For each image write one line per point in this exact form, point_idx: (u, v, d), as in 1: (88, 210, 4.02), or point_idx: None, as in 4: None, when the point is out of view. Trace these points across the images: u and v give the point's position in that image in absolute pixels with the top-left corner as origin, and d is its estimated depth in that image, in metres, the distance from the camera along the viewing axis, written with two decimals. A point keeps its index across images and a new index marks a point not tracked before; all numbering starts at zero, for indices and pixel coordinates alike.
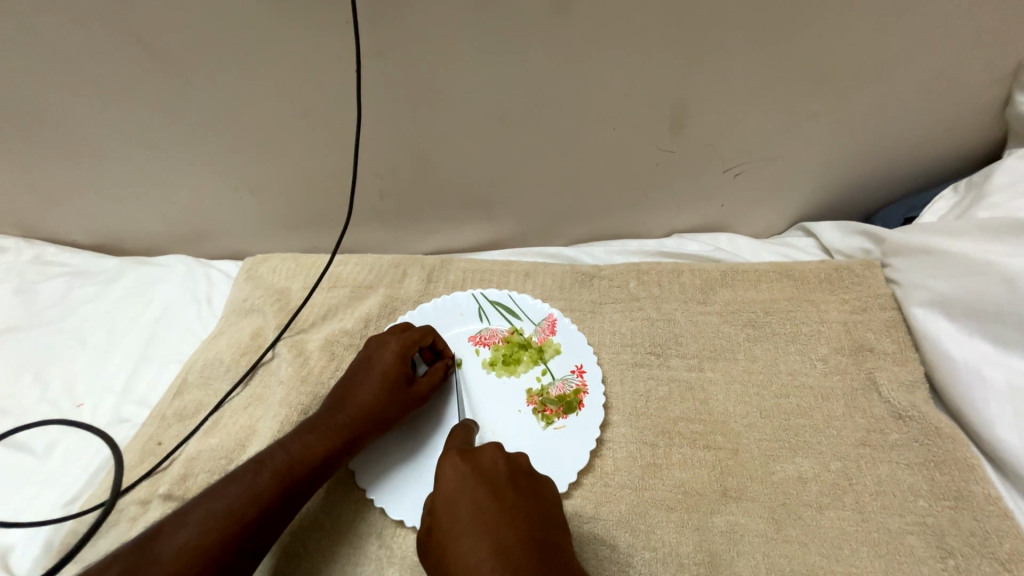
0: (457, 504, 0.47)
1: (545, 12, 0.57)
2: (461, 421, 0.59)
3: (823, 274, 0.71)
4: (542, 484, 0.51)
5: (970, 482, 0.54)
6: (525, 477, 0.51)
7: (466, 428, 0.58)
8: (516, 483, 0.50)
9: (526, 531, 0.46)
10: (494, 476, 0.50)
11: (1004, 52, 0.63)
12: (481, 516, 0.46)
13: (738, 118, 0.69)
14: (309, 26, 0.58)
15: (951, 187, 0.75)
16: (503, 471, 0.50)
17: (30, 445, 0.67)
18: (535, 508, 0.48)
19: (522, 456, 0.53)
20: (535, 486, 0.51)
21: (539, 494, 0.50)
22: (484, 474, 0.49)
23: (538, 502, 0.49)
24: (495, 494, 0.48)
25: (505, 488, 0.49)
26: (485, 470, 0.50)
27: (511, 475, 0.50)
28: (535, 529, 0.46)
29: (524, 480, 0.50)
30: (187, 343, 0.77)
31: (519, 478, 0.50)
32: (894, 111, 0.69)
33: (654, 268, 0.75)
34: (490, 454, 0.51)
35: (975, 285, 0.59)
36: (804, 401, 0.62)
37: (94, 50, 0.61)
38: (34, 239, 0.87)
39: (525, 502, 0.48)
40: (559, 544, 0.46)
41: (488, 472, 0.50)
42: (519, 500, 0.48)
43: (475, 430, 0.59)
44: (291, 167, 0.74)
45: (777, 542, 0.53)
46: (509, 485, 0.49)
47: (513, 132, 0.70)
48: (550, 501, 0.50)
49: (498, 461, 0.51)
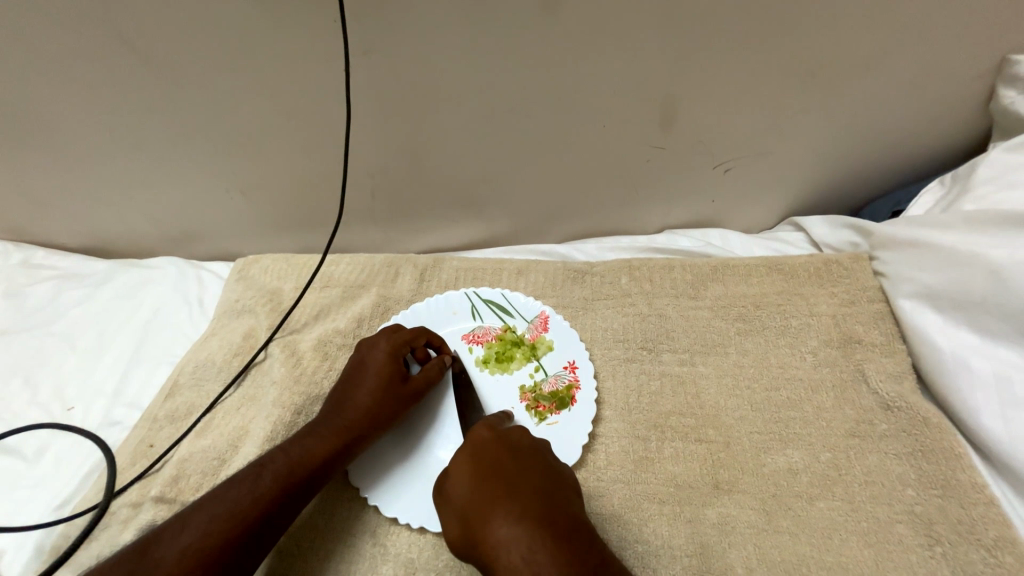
0: (482, 462, 0.50)
1: (533, 10, 0.58)
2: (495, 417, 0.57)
3: (812, 268, 0.72)
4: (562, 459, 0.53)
5: (957, 471, 0.55)
6: (546, 449, 0.52)
7: (503, 420, 0.58)
8: (535, 451, 0.51)
9: (542, 489, 0.47)
10: (517, 443, 0.52)
11: (988, 46, 0.64)
12: (502, 473, 0.48)
13: (727, 113, 0.69)
14: (297, 26, 0.58)
15: (937, 180, 0.75)
16: (526, 441, 0.52)
17: (20, 450, 0.66)
18: (553, 473, 0.49)
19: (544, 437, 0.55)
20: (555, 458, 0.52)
21: (556, 463, 0.51)
22: (508, 439, 0.52)
23: (556, 469, 0.50)
24: (515, 458, 0.50)
25: (525, 454, 0.50)
26: (508, 437, 0.52)
27: (532, 445, 0.52)
28: (549, 489, 0.48)
29: (543, 451, 0.52)
30: (178, 345, 0.76)
31: (538, 448, 0.52)
32: (880, 105, 0.70)
33: (645, 264, 0.76)
34: (517, 428, 0.54)
35: (962, 275, 0.60)
36: (795, 394, 0.63)
37: (80, 52, 0.61)
38: (23, 243, 0.86)
39: (546, 473, 0.49)
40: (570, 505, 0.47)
41: (512, 439, 0.52)
42: (541, 471, 0.49)
43: (506, 423, 0.58)
44: (281, 167, 0.73)
45: (767, 533, 0.54)
46: (529, 452, 0.51)
47: (503, 131, 0.70)
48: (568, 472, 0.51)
49: (523, 433, 0.53)
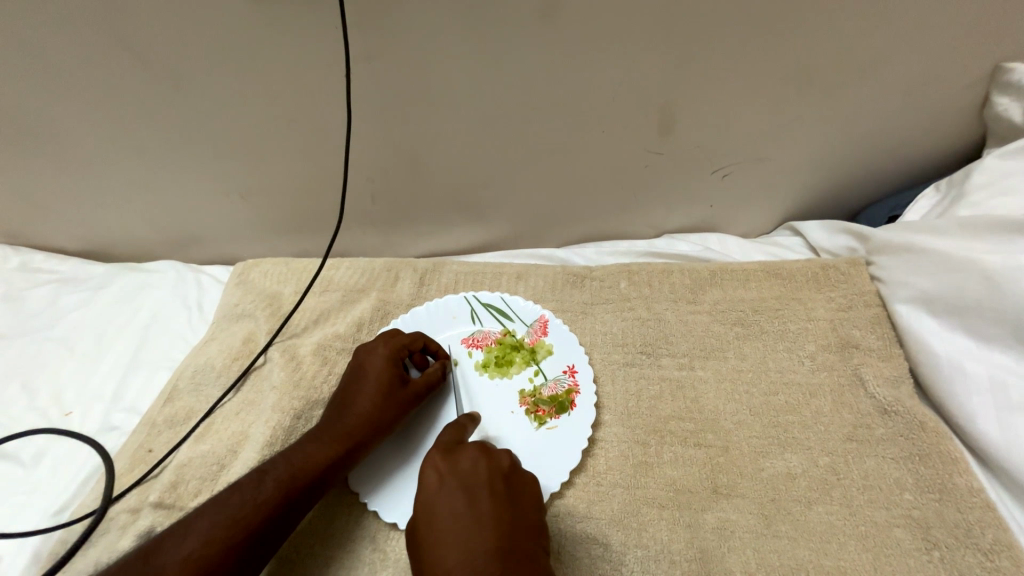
0: (436, 508, 0.48)
1: (533, 17, 0.58)
2: (460, 423, 0.58)
3: (809, 273, 0.73)
4: (522, 492, 0.51)
5: (953, 475, 0.56)
6: (503, 481, 0.51)
7: (466, 422, 0.59)
8: (493, 486, 0.50)
9: (498, 538, 0.46)
10: (473, 479, 0.50)
11: (983, 53, 0.65)
12: (456, 521, 0.47)
13: (725, 120, 0.70)
14: (299, 32, 0.58)
15: (933, 186, 0.76)
16: (483, 474, 0.51)
17: (18, 455, 0.66)
18: (511, 515, 0.48)
19: (506, 456, 0.54)
20: (514, 491, 0.51)
21: (516, 499, 0.50)
22: (462, 476, 0.50)
23: (515, 508, 0.49)
24: (470, 500, 0.48)
25: (482, 495, 0.49)
26: (463, 472, 0.51)
27: (490, 479, 0.51)
28: (506, 534, 0.46)
29: (501, 485, 0.51)
30: (178, 349, 0.76)
31: (496, 481, 0.51)
32: (876, 112, 0.70)
33: (645, 268, 0.76)
34: (472, 458, 0.52)
35: (956, 281, 0.60)
36: (793, 398, 0.63)
37: (82, 57, 0.61)
38: (21, 247, 0.86)
39: (501, 509, 0.48)
40: (528, 552, 0.46)
41: (467, 475, 0.51)
42: (495, 506, 0.48)
43: (470, 427, 0.59)
44: (282, 171, 0.74)
45: (767, 538, 0.54)
46: (487, 489, 0.50)
47: (503, 136, 0.70)
48: (526, 506, 0.50)
49: (479, 463, 0.52)
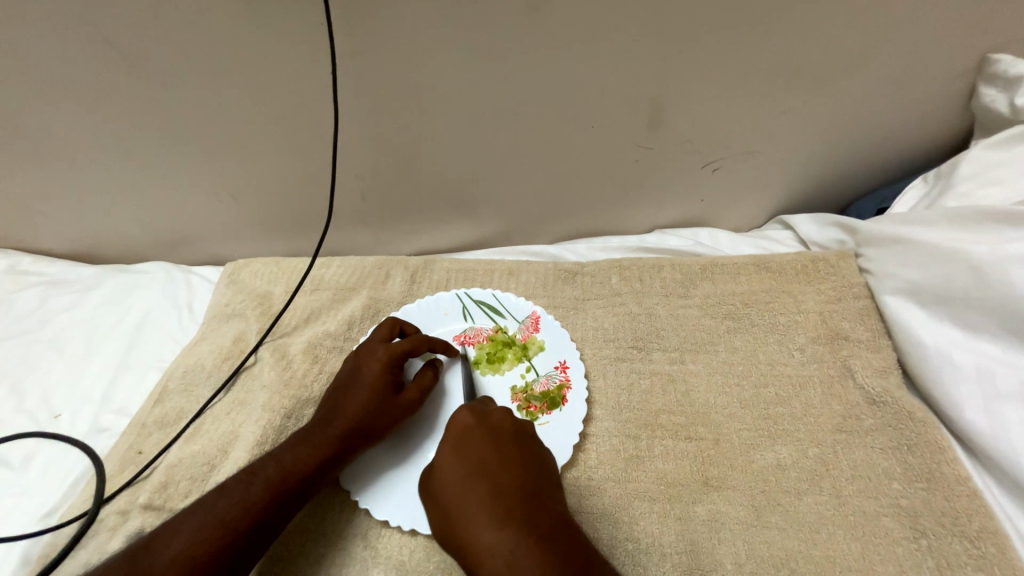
0: (465, 448, 0.50)
1: (520, 12, 0.58)
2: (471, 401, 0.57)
3: (799, 265, 0.73)
4: (542, 448, 0.53)
5: (941, 464, 0.56)
6: (527, 435, 0.53)
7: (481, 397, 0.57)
8: (518, 437, 0.52)
9: (522, 480, 0.48)
10: (499, 428, 0.52)
11: (968, 45, 0.65)
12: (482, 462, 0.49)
13: (713, 114, 0.70)
14: (284, 31, 0.58)
15: (921, 177, 0.76)
16: (509, 425, 0.53)
17: (7, 458, 0.66)
18: (534, 462, 0.50)
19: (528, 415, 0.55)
20: (535, 444, 0.53)
21: (537, 450, 0.52)
22: (491, 424, 0.52)
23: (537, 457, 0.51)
24: (497, 446, 0.50)
25: (507, 442, 0.51)
26: (491, 422, 0.53)
27: (515, 430, 0.52)
28: (530, 480, 0.48)
29: (525, 437, 0.52)
30: (168, 351, 0.76)
31: (521, 433, 0.52)
32: (864, 104, 0.71)
33: (635, 262, 0.77)
34: (499, 411, 0.54)
35: (943, 272, 0.61)
36: (784, 390, 0.64)
37: (64, 56, 0.60)
38: (9, 249, 0.86)
39: (524, 456, 0.50)
40: (548, 495, 0.48)
41: (494, 424, 0.52)
42: (520, 453, 0.50)
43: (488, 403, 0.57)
44: (271, 170, 0.73)
45: (756, 528, 0.54)
46: (512, 438, 0.52)
47: (492, 132, 0.70)
48: (545, 457, 0.52)
49: (506, 416, 0.53)
